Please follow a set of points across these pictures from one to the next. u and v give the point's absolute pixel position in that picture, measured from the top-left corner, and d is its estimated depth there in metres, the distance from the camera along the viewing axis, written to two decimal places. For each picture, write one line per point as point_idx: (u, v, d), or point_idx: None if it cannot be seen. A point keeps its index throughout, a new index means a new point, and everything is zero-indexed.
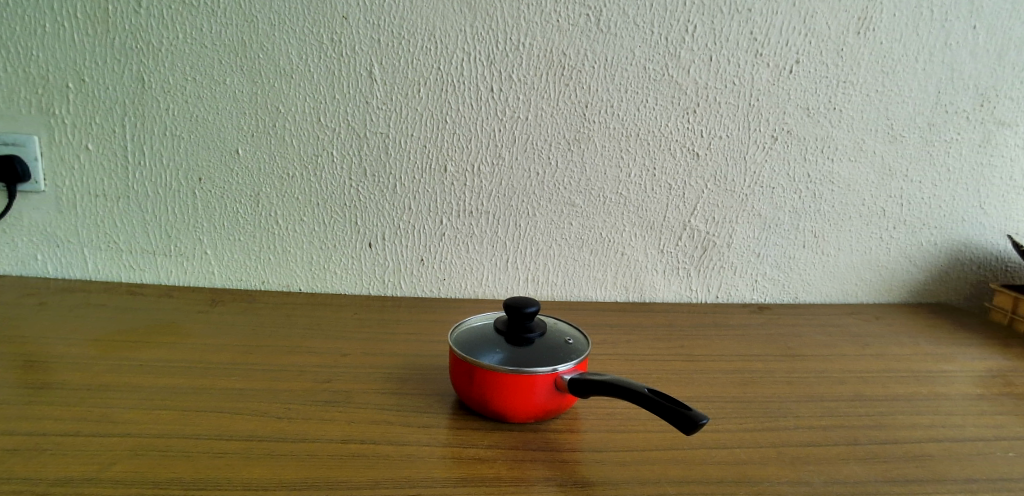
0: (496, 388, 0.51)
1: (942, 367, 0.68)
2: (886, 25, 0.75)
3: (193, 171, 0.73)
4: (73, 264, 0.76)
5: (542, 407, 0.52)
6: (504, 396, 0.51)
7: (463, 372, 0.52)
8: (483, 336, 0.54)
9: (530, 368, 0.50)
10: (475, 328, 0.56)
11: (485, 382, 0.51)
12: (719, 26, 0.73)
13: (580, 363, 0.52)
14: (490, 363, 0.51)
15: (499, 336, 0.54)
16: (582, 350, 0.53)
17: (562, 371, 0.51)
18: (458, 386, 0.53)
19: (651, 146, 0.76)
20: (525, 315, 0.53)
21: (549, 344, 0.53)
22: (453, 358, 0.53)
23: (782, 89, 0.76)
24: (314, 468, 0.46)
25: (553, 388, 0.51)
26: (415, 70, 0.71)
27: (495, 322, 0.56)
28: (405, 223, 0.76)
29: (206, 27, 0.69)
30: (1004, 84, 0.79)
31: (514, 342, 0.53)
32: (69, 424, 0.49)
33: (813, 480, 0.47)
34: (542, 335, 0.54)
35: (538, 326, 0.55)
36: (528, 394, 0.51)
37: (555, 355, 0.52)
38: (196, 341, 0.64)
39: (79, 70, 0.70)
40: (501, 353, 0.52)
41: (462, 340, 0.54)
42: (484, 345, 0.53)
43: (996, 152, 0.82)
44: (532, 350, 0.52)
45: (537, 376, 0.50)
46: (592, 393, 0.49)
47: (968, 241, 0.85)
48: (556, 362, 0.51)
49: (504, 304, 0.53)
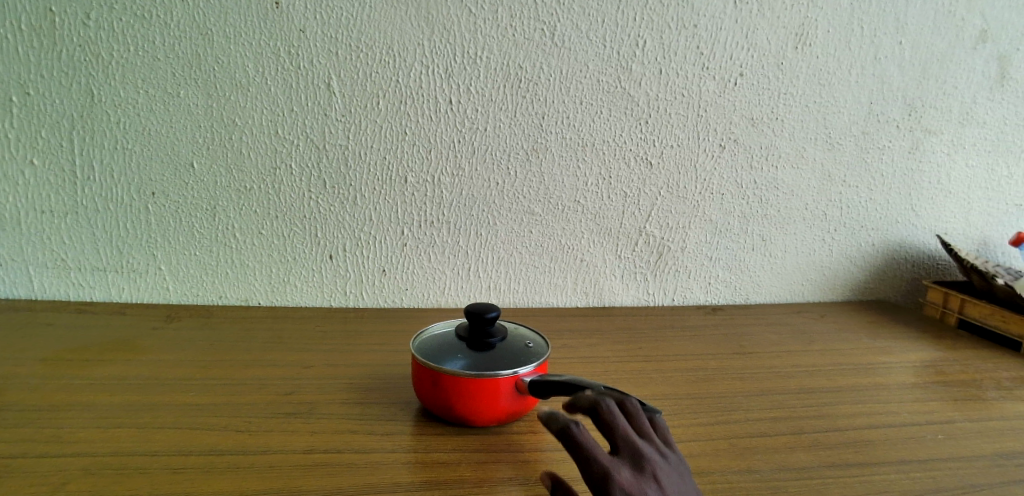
0: (461, 393, 0.52)
1: (880, 360, 0.72)
2: (821, 40, 0.80)
3: (147, 185, 0.72)
4: (19, 282, 0.73)
5: (505, 410, 0.53)
6: (468, 400, 0.52)
7: (426, 378, 0.53)
8: (446, 343, 0.55)
9: (492, 372, 0.51)
10: (437, 336, 0.57)
11: (448, 387, 0.52)
12: (668, 41, 0.76)
13: (541, 366, 0.53)
14: (454, 368, 0.52)
15: (461, 342, 0.55)
16: (543, 353, 0.55)
17: (523, 374, 0.52)
18: (421, 393, 0.54)
19: (607, 155, 0.79)
20: (487, 320, 0.54)
21: (510, 348, 0.55)
22: (416, 365, 0.54)
23: (728, 100, 0.79)
24: (277, 479, 0.46)
25: (514, 391, 0.52)
26: (374, 83, 0.72)
27: (457, 328, 0.56)
28: (367, 234, 0.77)
29: (159, 40, 0.69)
30: (929, 95, 0.85)
31: (476, 348, 0.54)
32: (19, 446, 0.47)
33: (763, 468, 0.49)
34: (503, 339, 0.55)
35: (499, 331, 0.56)
36: (490, 398, 0.52)
37: (516, 359, 0.53)
38: (152, 357, 0.63)
39: (24, 83, 0.68)
40: (463, 358, 0.53)
41: (425, 347, 0.55)
42: (447, 352, 0.54)
43: (925, 157, 0.87)
44: (493, 355, 0.53)
45: (498, 380, 0.51)
46: (551, 393, 0.51)
47: (902, 241, 0.91)
48: (517, 365, 0.52)
49: (465, 310, 0.54)
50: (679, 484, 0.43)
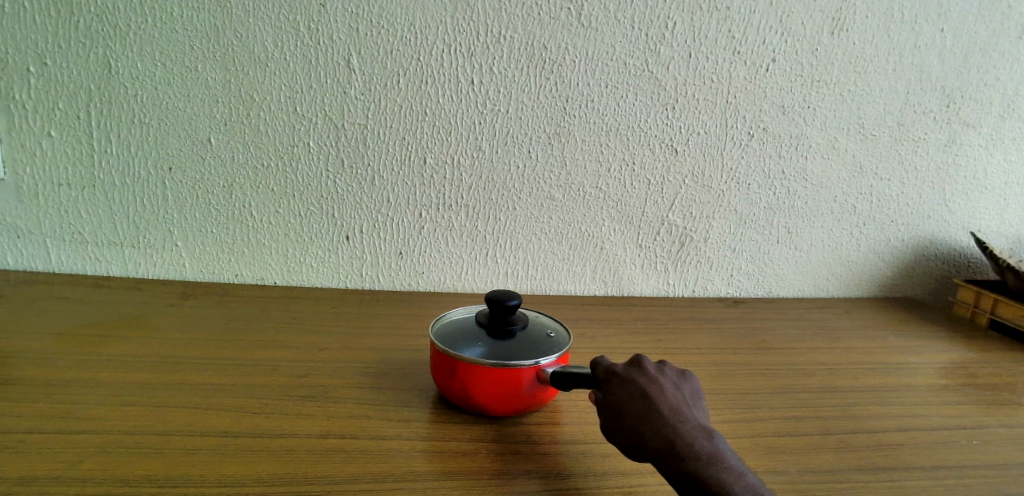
0: (480, 380, 0.50)
1: (908, 359, 0.70)
2: (859, 26, 0.77)
3: (164, 160, 0.71)
4: (35, 255, 0.73)
5: (524, 400, 0.51)
6: (486, 387, 0.51)
7: (444, 363, 0.52)
8: (465, 330, 0.54)
9: (513, 362, 0.50)
10: (455, 323, 0.56)
11: (466, 375, 0.51)
12: (699, 23, 0.73)
13: (562, 356, 0.52)
14: (473, 356, 0.50)
15: (480, 329, 0.54)
16: (564, 343, 0.53)
17: (544, 364, 0.51)
18: (438, 378, 0.53)
19: (631, 141, 0.76)
20: (507, 308, 0.52)
21: (530, 337, 0.53)
22: (434, 351, 0.53)
23: (759, 87, 0.77)
24: (293, 464, 0.45)
25: (534, 381, 0.51)
26: (394, 60, 0.70)
27: (476, 315, 0.55)
28: (384, 216, 0.75)
29: (177, 12, 0.67)
30: (969, 86, 0.82)
31: (496, 335, 0.53)
32: (34, 422, 0.47)
33: (789, 469, 0.48)
34: (523, 328, 0.54)
35: (519, 319, 0.54)
36: (510, 387, 0.51)
37: (537, 348, 0.52)
38: (167, 335, 0.62)
39: (41, 53, 0.67)
40: (482, 346, 0.51)
41: (443, 333, 0.54)
42: (466, 339, 0.52)
43: (961, 151, 0.84)
44: (513, 344, 0.52)
45: (519, 369, 0.50)
46: (573, 386, 0.49)
47: (933, 237, 0.88)
48: (537, 355, 0.51)
49: (485, 297, 0.53)
50: (669, 377, 0.47)
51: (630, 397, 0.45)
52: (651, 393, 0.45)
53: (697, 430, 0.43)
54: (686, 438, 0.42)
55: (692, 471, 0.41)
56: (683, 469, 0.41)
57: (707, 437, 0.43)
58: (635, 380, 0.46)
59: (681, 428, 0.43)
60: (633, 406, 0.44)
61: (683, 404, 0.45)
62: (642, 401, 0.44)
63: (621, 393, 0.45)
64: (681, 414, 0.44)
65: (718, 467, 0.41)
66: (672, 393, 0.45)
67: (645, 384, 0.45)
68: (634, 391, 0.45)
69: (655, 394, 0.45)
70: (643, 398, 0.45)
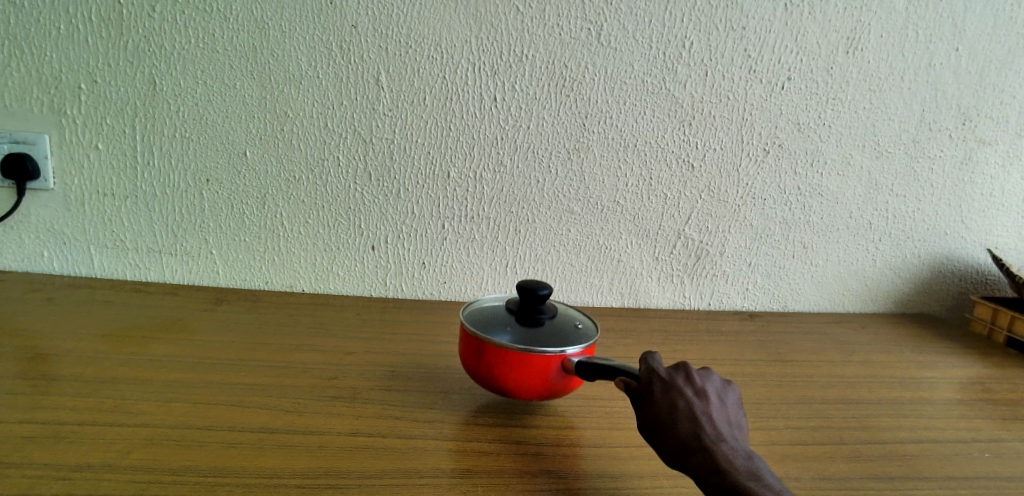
0: (507, 367, 0.53)
1: (924, 374, 0.71)
2: (873, 46, 0.78)
3: (202, 172, 0.75)
4: (79, 261, 0.77)
5: (548, 388, 0.53)
6: (513, 375, 0.53)
7: (473, 348, 0.54)
8: (496, 317, 0.56)
9: (540, 350, 0.52)
10: (487, 310, 0.57)
11: (495, 359, 0.53)
12: (715, 43, 0.75)
13: (588, 348, 0.54)
14: (503, 342, 0.52)
15: (511, 316, 0.55)
16: (591, 335, 0.55)
17: (570, 354, 0.52)
18: (467, 362, 0.55)
19: (648, 156, 0.79)
20: (538, 297, 0.54)
21: (559, 327, 0.55)
22: (465, 335, 0.55)
23: (774, 105, 0.79)
24: (325, 459, 0.48)
25: (560, 370, 0.53)
26: (421, 78, 0.73)
27: (508, 303, 0.57)
28: (408, 227, 0.78)
29: (218, 33, 0.71)
30: (985, 104, 0.83)
31: (526, 323, 0.54)
32: (84, 415, 0.50)
33: (803, 475, 0.49)
34: (552, 317, 0.56)
35: (549, 309, 0.56)
36: (537, 373, 0.52)
37: (564, 339, 0.53)
38: (204, 338, 0.65)
39: (92, 71, 0.71)
40: (511, 333, 0.53)
41: (475, 319, 0.56)
42: (497, 325, 0.54)
43: (977, 169, 0.85)
44: (541, 332, 0.54)
45: (546, 357, 0.52)
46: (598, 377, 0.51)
47: (950, 254, 0.89)
48: (564, 345, 0.52)
49: (519, 285, 0.55)
50: (714, 390, 0.48)
51: (674, 409, 0.46)
52: (696, 408, 0.46)
53: (738, 450, 0.44)
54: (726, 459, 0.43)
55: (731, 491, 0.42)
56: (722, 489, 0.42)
57: (748, 459, 0.44)
58: (680, 389, 0.47)
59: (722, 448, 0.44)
60: (676, 416, 0.45)
61: (726, 421, 0.46)
62: (687, 414, 0.45)
63: (664, 400, 0.46)
64: (724, 433, 0.45)
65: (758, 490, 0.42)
66: (717, 412, 0.46)
67: (692, 398, 0.46)
68: (679, 402, 0.46)
69: (701, 410, 0.46)
70: (688, 411, 0.46)
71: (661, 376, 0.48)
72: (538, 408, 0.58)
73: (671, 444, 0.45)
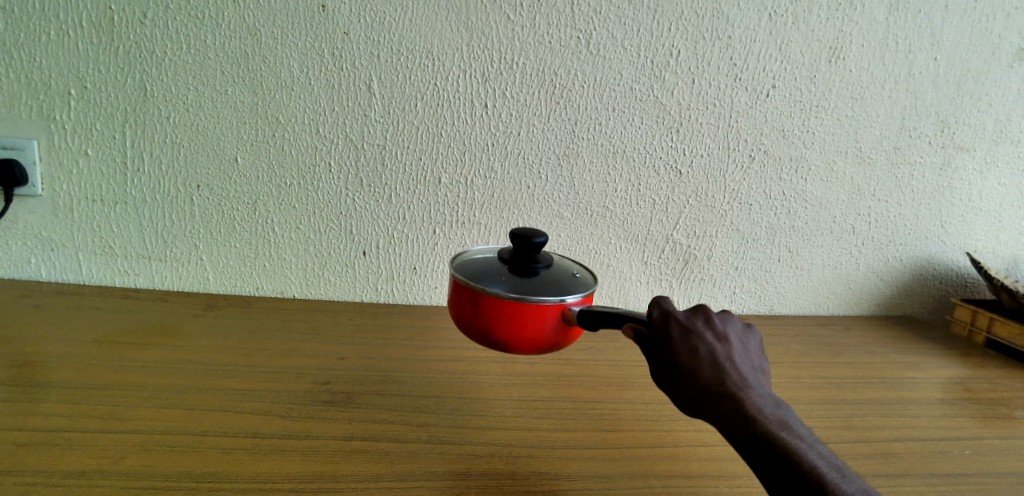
0: (505, 319, 0.51)
1: (908, 374, 0.72)
2: (855, 54, 0.80)
3: (192, 178, 0.75)
4: (68, 268, 0.76)
5: (548, 340, 0.52)
6: (511, 327, 0.51)
7: (469, 300, 0.52)
8: (490, 268, 0.54)
9: (540, 299, 0.50)
10: (478, 261, 0.55)
11: (493, 310, 0.51)
12: (702, 51, 0.76)
13: (587, 297, 0.52)
14: (499, 291, 0.50)
15: (505, 266, 0.54)
16: (589, 286, 0.53)
17: (571, 303, 0.51)
18: (460, 314, 0.53)
19: (637, 163, 0.80)
20: (533, 245, 0.52)
21: (556, 277, 0.53)
22: (459, 288, 0.53)
23: (759, 112, 0.80)
24: (321, 463, 0.48)
25: (560, 319, 0.51)
26: (413, 85, 0.74)
27: (500, 254, 0.55)
28: (400, 232, 0.79)
29: (209, 39, 0.70)
30: (963, 112, 0.85)
31: (522, 274, 0.52)
32: (77, 422, 0.50)
33: None
34: (547, 267, 0.54)
35: (544, 259, 0.54)
36: (537, 323, 0.50)
37: (563, 288, 0.52)
38: (196, 344, 0.65)
39: (82, 77, 0.70)
40: (508, 283, 0.51)
41: (468, 271, 0.53)
42: (493, 276, 0.52)
43: (956, 175, 0.87)
44: (539, 282, 0.52)
45: (546, 306, 0.50)
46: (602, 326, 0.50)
47: (930, 257, 0.91)
48: (563, 293, 0.51)
49: (513, 234, 0.52)
50: (732, 333, 0.49)
51: (697, 354, 0.46)
52: (718, 353, 0.47)
53: (760, 393, 0.45)
54: (750, 404, 0.45)
55: (757, 434, 0.43)
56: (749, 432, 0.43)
57: (771, 404, 0.45)
58: (701, 333, 0.47)
59: (746, 393, 0.45)
60: (699, 362, 0.46)
61: (745, 364, 0.47)
62: (709, 360, 0.46)
63: (686, 345, 0.47)
64: (746, 377, 0.46)
65: (784, 433, 0.43)
66: (737, 355, 0.47)
67: (713, 343, 0.47)
68: (701, 347, 0.47)
69: (723, 355, 0.46)
70: (711, 357, 0.46)
71: (682, 320, 0.48)
72: (529, 410, 0.58)
73: (694, 389, 0.46)
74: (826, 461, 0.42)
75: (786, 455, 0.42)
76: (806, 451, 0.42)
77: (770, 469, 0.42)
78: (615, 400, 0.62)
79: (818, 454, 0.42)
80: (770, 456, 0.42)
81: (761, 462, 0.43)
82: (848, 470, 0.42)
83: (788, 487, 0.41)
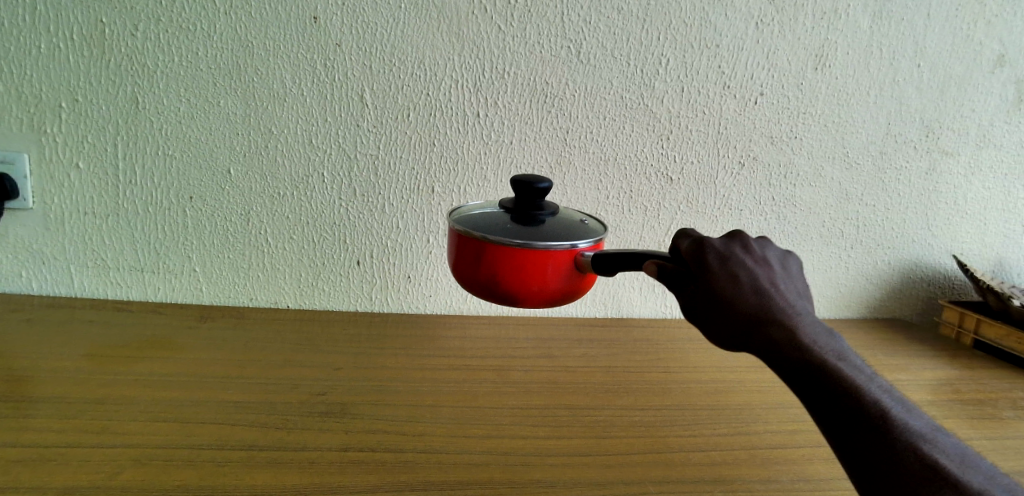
0: (517, 270, 0.49)
1: (897, 376, 0.73)
2: (840, 61, 0.81)
3: (185, 190, 0.75)
4: (59, 281, 0.76)
5: (560, 289, 0.50)
6: (524, 278, 0.49)
7: (473, 250, 0.50)
8: (493, 219, 0.52)
9: (550, 244, 0.48)
10: (478, 214, 0.54)
11: (502, 259, 0.49)
12: (690, 60, 0.77)
13: (598, 244, 0.51)
14: (508, 238, 0.48)
15: (509, 216, 0.52)
16: (597, 233, 0.52)
17: (582, 248, 0.49)
18: (465, 270, 0.51)
19: (628, 170, 0.81)
20: (538, 191, 0.51)
21: (562, 225, 0.52)
22: (463, 239, 0.50)
23: (748, 119, 0.81)
24: (317, 474, 0.48)
25: (572, 266, 0.50)
26: (405, 94, 0.74)
27: (502, 206, 0.53)
28: (394, 241, 0.79)
29: (201, 51, 0.70)
30: (946, 117, 0.86)
31: (527, 222, 0.51)
32: (72, 436, 0.50)
33: (782, 478, 0.54)
34: (552, 215, 0.53)
35: (548, 207, 0.53)
36: (548, 270, 0.49)
37: (572, 233, 0.51)
38: (190, 355, 0.65)
39: (73, 90, 0.70)
40: (514, 231, 0.50)
41: (470, 222, 0.52)
42: (497, 226, 0.50)
43: (941, 179, 0.89)
44: (547, 229, 0.50)
45: (557, 251, 0.48)
46: (621, 270, 0.48)
47: (918, 261, 0.92)
48: (574, 239, 0.49)
49: (515, 182, 0.51)
50: (767, 261, 0.48)
51: (736, 282, 0.46)
52: (756, 280, 0.46)
53: (803, 320, 0.45)
54: (795, 331, 0.44)
55: (805, 362, 0.43)
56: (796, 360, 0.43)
57: (814, 330, 0.45)
58: (739, 261, 0.46)
59: (788, 320, 0.45)
60: (740, 290, 0.45)
61: (784, 292, 0.47)
62: (750, 287, 0.46)
63: (726, 272, 0.46)
64: (787, 304, 0.46)
65: (832, 359, 0.43)
66: (776, 283, 0.47)
67: (752, 270, 0.46)
68: (741, 274, 0.46)
69: (762, 282, 0.46)
70: (752, 285, 0.46)
71: (718, 248, 0.47)
72: (524, 417, 0.59)
73: (734, 318, 0.45)
74: (874, 383, 0.42)
75: (837, 381, 0.42)
76: (855, 375, 0.42)
77: (822, 394, 0.42)
78: (610, 406, 0.62)
79: (866, 378, 0.42)
80: (820, 383, 0.42)
81: (812, 385, 0.42)
82: (898, 391, 0.42)
83: (843, 410, 0.41)
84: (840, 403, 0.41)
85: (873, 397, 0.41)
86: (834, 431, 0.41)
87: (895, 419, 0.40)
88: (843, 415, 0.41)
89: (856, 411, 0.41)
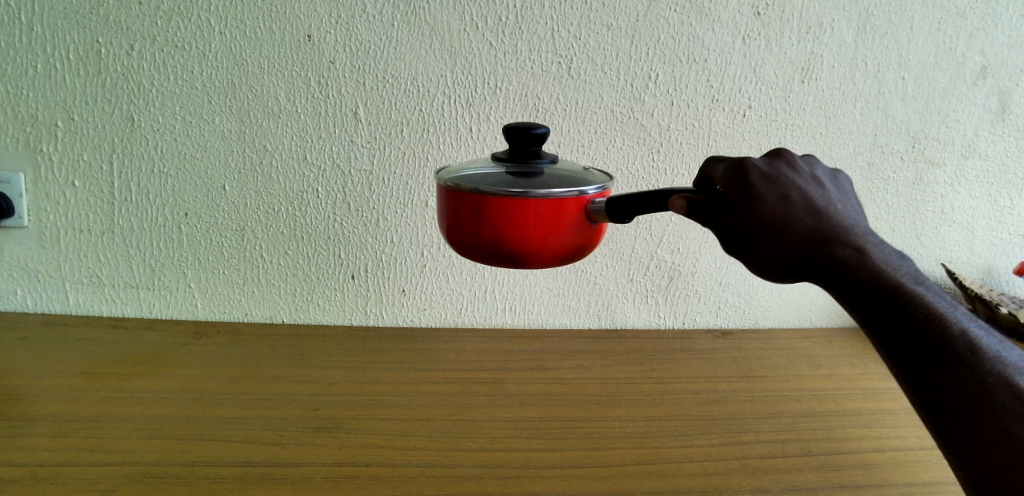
0: (523, 223, 0.47)
1: (887, 385, 0.75)
2: (827, 75, 0.82)
3: (180, 207, 0.76)
4: (55, 298, 0.77)
5: (570, 246, 0.49)
6: (533, 232, 0.47)
7: (473, 207, 0.47)
8: (491, 172, 0.49)
9: (557, 191, 0.46)
10: (473, 167, 0.51)
11: (507, 213, 0.47)
12: (679, 74, 0.79)
13: (605, 191, 0.49)
14: (513, 188, 0.46)
15: (505, 166, 0.49)
16: (601, 179, 0.51)
17: (590, 194, 0.48)
18: (466, 232, 0.49)
19: (619, 183, 0.82)
20: (535, 136, 0.48)
21: (563, 172, 0.50)
22: (460, 195, 0.48)
23: (737, 131, 0.82)
24: (310, 490, 0.49)
25: (581, 214, 0.48)
26: (398, 111, 0.75)
27: (497, 157, 0.50)
28: (388, 255, 0.80)
29: (195, 70, 0.71)
30: (932, 127, 0.87)
31: (526, 172, 0.49)
32: (68, 453, 0.50)
33: (774, 487, 0.54)
34: (552, 163, 0.50)
35: (546, 155, 0.51)
36: (556, 223, 0.47)
37: (577, 180, 0.49)
38: (185, 372, 0.66)
39: (68, 109, 0.71)
40: (516, 181, 0.47)
41: (466, 176, 0.49)
42: (497, 178, 0.48)
43: (928, 189, 0.90)
44: (550, 176, 0.48)
45: (566, 199, 0.47)
46: (638, 214, 0.47)
47: None
48: (582, 185, 0.48)
49: (510, 129, 0.48)
50: (817, 178, 0.45)
51: (786, 204, 0.43)
52: (808, 199, 0.44)
53: (863, 239, 0.43)
54: (855, 252, 0.42)
55: (870, 285, 0.41)
56: (864, 290, 0.41)
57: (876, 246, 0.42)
58: (787, 182, 0.44)
59: (847, 239, 0.42)
60: (790, 212, 0.43)
61: (839, 208, 0.44)
62: (799, 208, 0.43)
63: (773, 195, 0.43)
64: (842, 222, 0.43)
65: (901, 280, 0.41)
66: (829, 200, 0.44)
67: (801, 190, 0.44)
68: (790, 195, 0.43)
69: (813, 201, 0.43)
70: (803, 206, 0.43)
71: (761, 167, 0.44)
72: (518, 430, 0.59)
73: (789, 244, 0.43)
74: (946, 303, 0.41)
75: (905, 303, 0.40)
76: (928, 296, 0.40)
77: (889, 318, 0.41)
78: (603, 418, 0.63)
79: (938, 297, 0.41)
80: (888, 309, 0.40)
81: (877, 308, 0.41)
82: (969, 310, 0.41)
83: (912, 333, 0.40)
84: (912, 326, 0.40)
85: (952, 325, 0.39)
86: (907, 362, 0.40)
87: (977, 349, 0.39)
88: (912, 339, 0.40)
89: (931, 337, 0.39)
